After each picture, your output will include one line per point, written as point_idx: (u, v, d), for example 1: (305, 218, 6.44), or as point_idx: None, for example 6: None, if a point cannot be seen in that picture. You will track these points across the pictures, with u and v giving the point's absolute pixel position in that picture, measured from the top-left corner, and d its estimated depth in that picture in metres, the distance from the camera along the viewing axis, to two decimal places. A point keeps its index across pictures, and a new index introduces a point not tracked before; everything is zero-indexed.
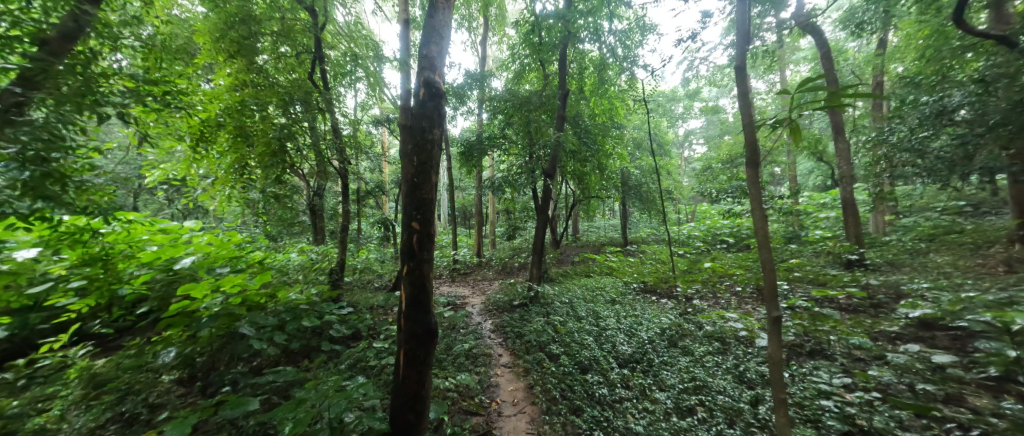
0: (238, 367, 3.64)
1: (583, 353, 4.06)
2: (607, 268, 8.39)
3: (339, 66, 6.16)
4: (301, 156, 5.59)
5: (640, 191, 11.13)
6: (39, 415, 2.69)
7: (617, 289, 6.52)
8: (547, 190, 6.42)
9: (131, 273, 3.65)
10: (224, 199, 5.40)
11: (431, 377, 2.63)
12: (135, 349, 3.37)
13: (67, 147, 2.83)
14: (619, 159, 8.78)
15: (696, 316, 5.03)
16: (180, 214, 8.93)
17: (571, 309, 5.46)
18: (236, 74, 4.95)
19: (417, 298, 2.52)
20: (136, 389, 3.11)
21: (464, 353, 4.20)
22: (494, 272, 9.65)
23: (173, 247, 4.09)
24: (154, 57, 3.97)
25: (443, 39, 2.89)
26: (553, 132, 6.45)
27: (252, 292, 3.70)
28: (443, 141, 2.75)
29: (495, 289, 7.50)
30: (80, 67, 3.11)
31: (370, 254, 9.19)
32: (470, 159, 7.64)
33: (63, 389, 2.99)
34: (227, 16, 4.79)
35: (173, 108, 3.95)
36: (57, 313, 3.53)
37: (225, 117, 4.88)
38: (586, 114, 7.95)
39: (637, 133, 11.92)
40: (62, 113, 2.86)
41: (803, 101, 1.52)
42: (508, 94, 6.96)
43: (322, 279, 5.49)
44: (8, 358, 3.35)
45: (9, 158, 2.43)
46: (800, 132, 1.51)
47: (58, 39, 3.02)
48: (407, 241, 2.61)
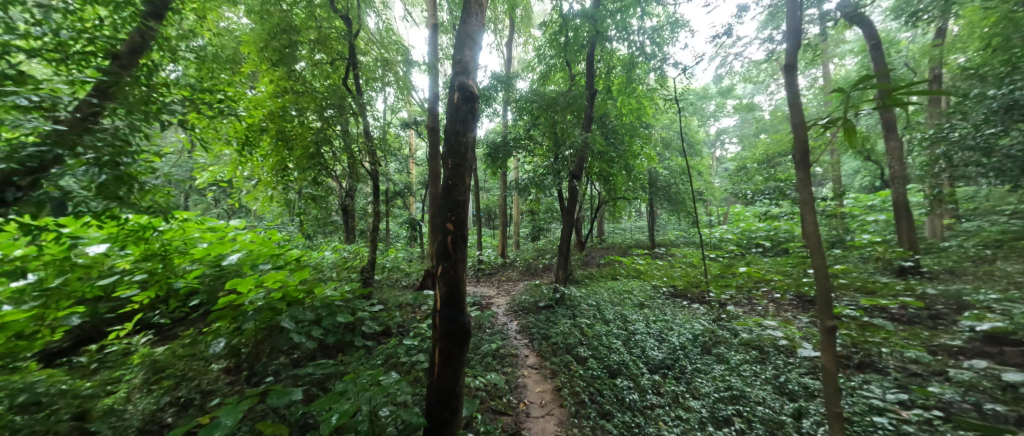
0: (280, 360, 3.84)
1: (612, 357, 4.00)
2: (634, 271, 8.21)
3: (370, 71, 6.36)
4: (335, 158, 5.84)
5: (669, 192, 10.85)
6: (109, 396, 2.98)
7: (646, 293, 6.38)
8: (574, 192, 6.38)
9: (185, 268, 3.95)
10: (266, 200, 5.72)
11: (464, 376, 2.68)
12: (189, 339, 3.63)
13: (133, 152, 3.10)
14: (647, 160, 8.62)
15: (731, 322, 4.84)
16: (225, 214, 9.53)
17: (598, 312, 5.38)
18: (277, 81, 5.23)
19: (451, 297, 2.59)
20: (190, 376, 3.37)
21: (491, 353, 4.25)
22: (518, 272, 9.68)
23: (221, 244, 4.38)
24: (205, 67, 4.26)
25: (476, 43, 2.95)
26: (580, 133, 6.38)
27: (291, 288, 3.90)
28: (476, 144, 2.82)
29: (520, 290, 7.52)
30: (144, 78, 3.42)
31: (399, 254, 9.45)
32: (496, 160, 7.69)
33: (129, 374, 3.29)
34: (271, 27, 5.10)
35: (222, 114, 4.22)
36: (121, 304, 3.85)
37: (268, 122, 5.16)
38: (613, 115, 7.86)
39: (666, 133, 11.62)
40: (131, 121, 3.15)
41: (855, 100, 1.46)
42: (534, 95, 6.95)
43: (354, 277, 5.71)
44: (83, 344, 3.74)
45: (85, 163, 2.69)
46: (854, 133, 1.45)
47: (127, 54, 3.36)
48: (441, 242, 2.68)
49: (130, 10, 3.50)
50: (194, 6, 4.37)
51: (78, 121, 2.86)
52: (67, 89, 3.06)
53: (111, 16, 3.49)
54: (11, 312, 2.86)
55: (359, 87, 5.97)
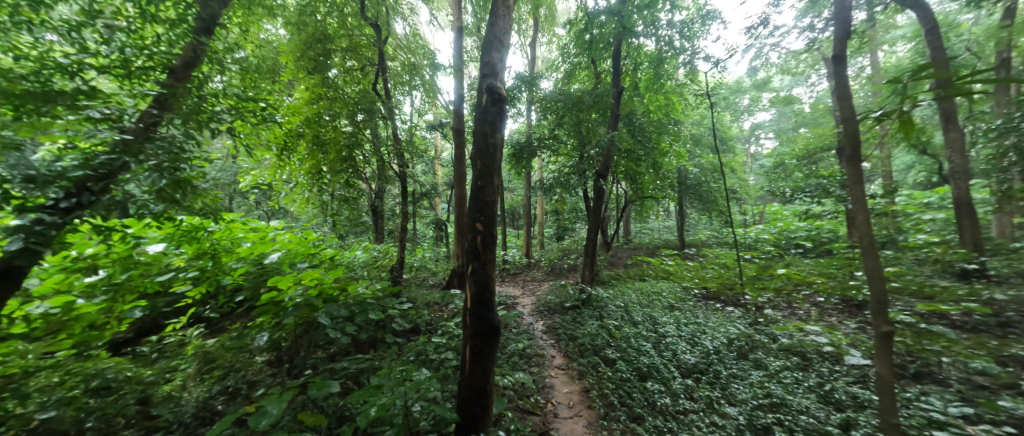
0: (317, 354, 4.02)
1: (642, 360, 3.92)
2: (663, 272, 7.99)
3: (398, 76, 6.54)
4: (366, 161, 6.06)
5: (699, 190, 10.49)
6: (166, 385, 3.25)
7: (677, 295, 6.20)
8: (600, 192, 6.31)
9: (232, 266, 4.22)
10: (302, 202, 6.02)
11: (495, 374, 2.72)
12: (236, 332, 3.88)
13: (188, 158, 3.35)
14: (676, 158, 8.38)
15: (769, 327, 4.62)
16: (266, 216, 10.10)
17: (626, 314, 5.29)
18: (312, 88, 5.51)
19: (481, 296, 2.64)
20: (237, 367, 3.61)
21: (518, 353, 4.28)
22: (543, 273, 9.65)
23: (263, 244, 4.65)
24: (248, 78, 4.55)
25: (503, 45, 2.98)
26: (606, 131, 6.28)
27: (327, 285, 4.09)
28: (504, 145, 2.87)
29: (545, 290, 7.50)
30: (195, 90, 3.68)
31: (426, 253, 9.67)
32: (520, 160, 7.72)
33: (184, 363, 3.56)
34: (308, 37, 5.41)
35: (263, 121, 4.47)
36: (177, 299, 4.17)
37: (305, 128, 5.42)
38: (640, 112, 7.69)
39: (696, 130, 11.24)
40: (186, 130, 3.42)
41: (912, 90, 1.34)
42: (559, 94, 6.92)
43: (384, 276, 5.90)
44: (144, 334, 4.09)
45: (148, 169, 2.95)
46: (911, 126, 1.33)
47: (181, 67, 3.64)
48: (471, 242, 2.74)
49: (184, 28, 3.79)
50: (239, 21, 4.68)
51: (142, 131, 3.15)
52: (131, 102, 3.36)
53: (168, 33, 3.79)
54: (84, 305, 3.17)
55: (388, 91, 6.15)
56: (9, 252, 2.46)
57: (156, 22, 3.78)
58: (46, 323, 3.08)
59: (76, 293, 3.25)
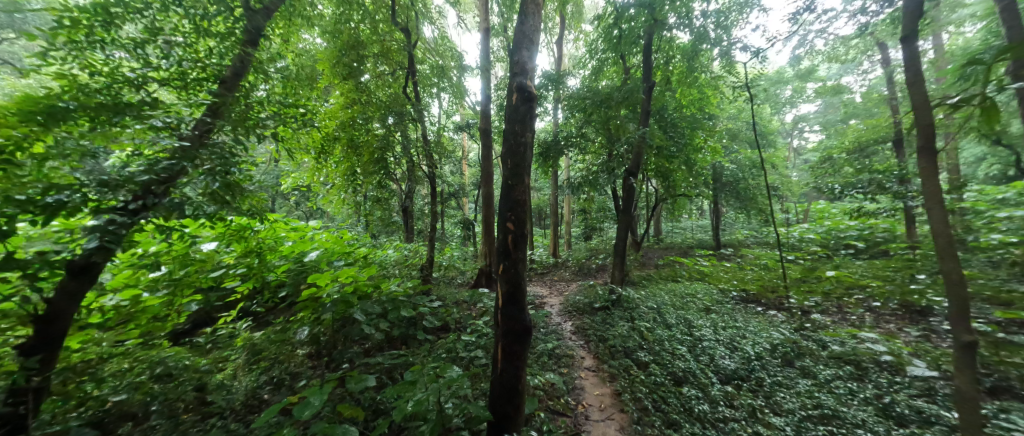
0: (353, 349, 4.19)
1: (677, 364, 3.79)
2: (697, 273, 7.69)
3: (426, 78, 6.68)
4: (397, 163, 6.24)
5: (736, 188, 10.01)
6: (218, 374, 3.50)
7: (713, 297, 5.94)
8: (630, 190, 6.16)
9: (275, 263, 4.47)
10: (338, 202, 6.28)
11: (526, 373, 2.72)
12: (280, 326, 4.12)
13: (237, 163, 3.58)
14: (710, 154, 8.03)
15: (817, 333, 4.33)
16: (304, 216, 10.64)
17: (659, 316, 5.13)
18: (347, 93, 5.75)
19: (512, 296, 2.65)
20: (280, 359, 3.83)
21: (547, 353, 4.25)
22: (571, 273, 9.53)
23: (303, 243, 4.89)
24: (289, 85, 4.81)
25: (533, 43, 2.97)
26: (636, 128, 6.10)
27: (361, 283, 4.24)
28: (534, 143, 2.86)
29: (573, 290, 7.42)
30: (243, 97, 3.93)
31: (454, 252, 9.83)
32: (547, 159, 7.69)
33: (233, 354, 3.82)
34: (343, 44, 5.66)
35: (303, 126, 4.72)
36: (227, 293, 4.47)
37: (340, 132, 5.66)
38: (671, 107, 7.44)
39: (732, 124, 10.72)
40: (236, 136, 3.66)
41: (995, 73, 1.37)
42: (587, 91, 6.81)
43: (415, 274, 6.05)
44: (199, 326, 4.43)
45: (203, 173, 3.18)
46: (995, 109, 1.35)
47: (230, 77, 3.90)
48: (502, 241, 2.75)
49: (232, 41, 4.06)
50: (280, 32, 4.96)
51: (197, 137, 3.41)
52: (188, 110, 3.65)
53: (219, 46, 4.10)
54: (149, 298, 3.48)
55: (417, 94, 6.30)
56: (88, 249, 2.72)
57: (209, 36, 4.10)
58: (118, 314, 3.42)
59: (142, 287, 3.57)
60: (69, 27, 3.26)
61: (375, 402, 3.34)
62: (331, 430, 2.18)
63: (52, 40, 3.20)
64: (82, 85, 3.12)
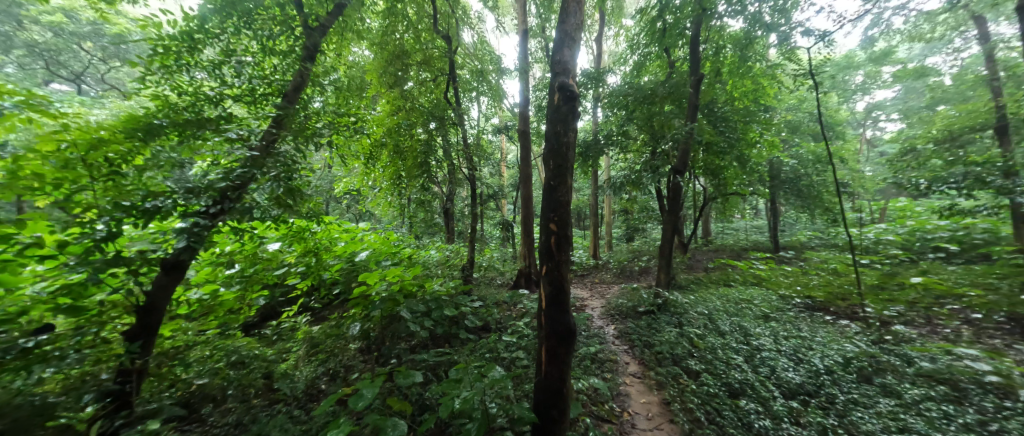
0: (400, 345, 4.37)
1: (732, 375, 3.55)
2: (753, 277, 7.15)
3: (466, 82, 6.83)
4: (439, 166, 6.46)
5: (796, 185, 9.20)
6: (282, 364, 3.82)
7: (772, 304, 5.50)
8: (676, 189, 5.91)
9: (329, 262, 4.78)
10: (385, 205, 6.62)
11: (571, 377, 2.68)
12: (335, 321, 4.40)
13: (297, 170, 3.89)
14: (767, 149, 7.45)
15: (901, 347, 3.85)
16: (355, 218, 11.32)
17: (710, 322, 4.84)
18: (392, 101, 6.06)
19: (555, 298, 2.63)
20: (335, 352, 4.10)
21: (590, 357, 4.16)
22: (612, 275, 9.27)
23: (354, 243, 5.19)
24: (341, 95, 5.16)
25: (574, 42, 2.93)
26: (682, 124, 5.83)
27: (407, 282, 4.42)
28: (577, 142, 2.82)
29: (615, 293, 7.21)
30: (303, 109, 4.27)
31: (493, 253, 9.96)
32: (587, 160, 7.55)
33: (295, 346, 4.14)
34: (389, 54, 5.98)
35: (354, 134, 5.02)
36: (289, 289, 4.87)
37: (387, 138, 5.96)
38: (721, 100, 7.00)
39: (791, 116, 9.87)
40: (297, 145, 3.96)
41: None
42: (628, 88, 6.61)
43: (456, 274, 6.22)
44: (266, 318, 4.87)
45: (269, 180, 3.48)
46: None
47: (292, 91, 4.26)
48: (544, 243, 2.74)
49: (293, 57, 4.43)
50: (334, 46, 5.33)
51: (264, 147, 3.74)
52: (257, 122, 4.03)
53: (281, 63, 4.50)
54: (225, 293, 3.88)
55: (458, 98, 6.46)
56: (178, 248, 3.09)
57: (273, 54, 4.52)
58: (199, 306, 3.85)
59: (219, 282, 3.92)
60: (162, 53, 3.75)
61: (421, 397, 3.46)
62: (382, 422, 2.28)
63: (149, 65, 3.69)
64: (172, 104, 3.59)
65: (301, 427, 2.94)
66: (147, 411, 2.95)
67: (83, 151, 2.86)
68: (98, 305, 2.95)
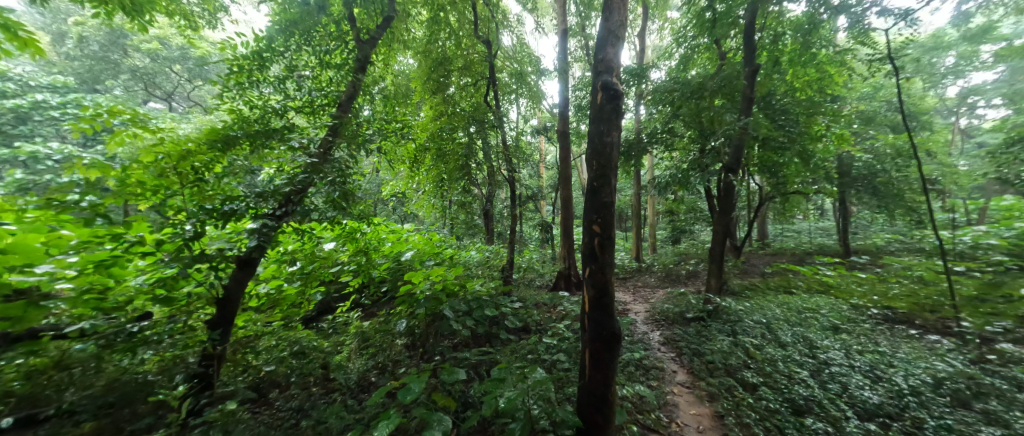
0: (443, 343, 4.50)
1: (795, 390, 3.26)
2: (819, 284, 6.51)
3: (505, 85, 6.90)
4: (479, 168, 6.59)
5: (871, 182, 8.26)
6: (337, 356, 4.10)
7: (842, 314, 4.98)
8: (728, 188, 5.58)
9: (377, 261, 5.03)
10: (428, 207, 6.88)
11: (616, 382, 2.62)
12: (384, 318, 4.64)
13: (351, 175, 4.14)
14: (835, 143, 6.76)
15: (1010, 369, 3.31)
16: (400, 220, 11.88)
17: (768, 332, 4.49)
18: (435, 107, 6.29)
19: (600, 302, 2.58)
20: (383, 347, 4.32)
21: (635, 363, 4.03)
22: (656, 278, 8.89)
23: (399, 243, 5.41)
24: (388, 103, 5.44)
25: (619, 39, 2.87)
26: (735, 118, 5.45)
27: (449, 281, 4.53)
28: (621, 142, 2.75)
29: (661, 297, 6.91)
30: (355, 118, 4.54)
31: (532, 254, 9.96)
32: (629, 159, 7.31)
33: (348, 340, 4.42)
34: (432, 61, 6.21)
35: (400, 139, 5.27)
36: (342, 287, 5.20)
37: (431, 142, 6.20)
38: (780, 92, 6.48)
39: (863, 105, 8.87)
40: (350, 151, 4.24)
41: None
42: (674, 83, 6.32)
43: (496, 275, 6.31)
44: (322, 313, 5.24)
45: (326, 184, 3.75)
46: None
47: (345, 101, 4.54)
48: (588, 245, 2.71)
49: (346, 69, 4.75)
50: (382, 57, 5.63)
51: (322, 154, 4.03)
52: (315, 131, 4.38)
53: (336, 75, 4.84)
54: (287, 288, 4.24)
55: (497, 102, 6.56)
56: (250, 247, 3.44)
57: (329, 68, 4.87)
58: (267, 300, 4.25)
59: (283, 278, 4.30)
60: (237, 71, 4.19)
61: (464, 394, 3.54)
62: (428, 416, 2.36)
63: (227, 83, 4.13)
64: (245, 117, 3.99)
65: (354, 416, 3.12)
66: (225, 392, 3.31)
67: (176, 161, 3.30)
68: (187, 297, 3.37)
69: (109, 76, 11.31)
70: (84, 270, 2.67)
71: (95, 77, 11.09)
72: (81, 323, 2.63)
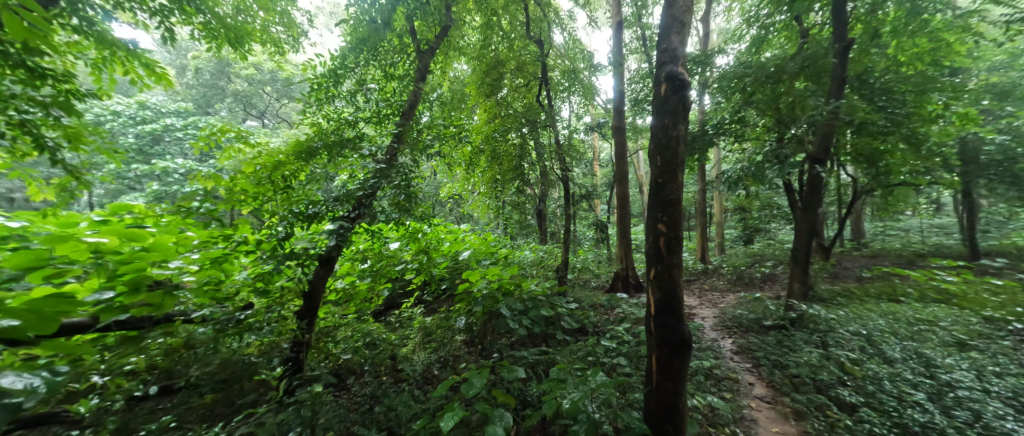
0: (501, 341, 4.58)
1: (908, 415, 2.79)
2: (936, 292, 5.53)
3: (557, 84, 6.87)
4: (533, 168, 6.62)
5: (1006, 169, 6.87)
6: (403, 348, 4.38)
7: (970, 328, 4.18)
8: (814, 181, 5.05)
9: (437, 260, 5.24)
10: (483, 208, 7.08)
11: (687, 391, 2.46)
12: (444, 314, 4.87)
13: (414, 178, 4.37)
14: (957, 123, 5.70)
15: None
16: (456, 220, 12.40)
17: (869, 346, 3.91)
18: (488, 109, 6.46)
19: (667, 305, 2.45)
20: (444, 342, 4.52)
21: (704, 372, 3.76)
22: (725, 281, 8.20)
23: (456, 243, 5.58)
24: (445, 109, 5.68)
25: (685, 25, 2.70)
26: (821, 102, 4.84)
27: (505, 280, 4.57)
28: (688, 135, 2.58)
29: (732, 302, 6.36)
30: (416, 124, 4.81)
31: (587, 255, 9.76)
32: (692, 153, 6.84)
33: (411, 334, 4.69)
34: (486, 66, 6.39)
35: (457, 143, 5.49)
36: (406, 283, 5.54)
37: (485, 145, 6.37)
38: (880, 68, 5.63)
39: (995, 76, 7.36)
40: (413, 156, 4.49)
41: None
42: (745, 67, 5.78)
43: (551, 275, 6.30)
44: (389, 307, 5.66)
45: (393, 188, 4.02)
46: None
47: (407, 109, 4.83)
48: (653, 244, 2.58)
49: (408, 80, 5.05)
50: (439, 65, 5.92)
51: (388, 160, 4.31)
52: (383, 139, 4.73)
53: (399, 85, 5.18)
54: (359, 284, 4.64)
55: (550, 100, 6.55)
56: (329, 246, 3.79)
57: (393, 79, 5.25)
58: (343, 294, 4.71)
59: (356, 275, 4.71)
60: (317, 88, 4.69)
61: (523, 392, 3.56)
62: (490, 411, 2.40)
63: (308, 100, 4.64)
64: (322, 129, 4.44)
65: (420, 406, 3.31)
66: (311, 376, 3.72)
67: (270, 171, 3.81)
68: (280, 290, 3.84)
69: (217, 100, 13.48)
70: (203, 265, 3.11)
71: (207, 102, 13.39)
72: (203, 310, 3.14)
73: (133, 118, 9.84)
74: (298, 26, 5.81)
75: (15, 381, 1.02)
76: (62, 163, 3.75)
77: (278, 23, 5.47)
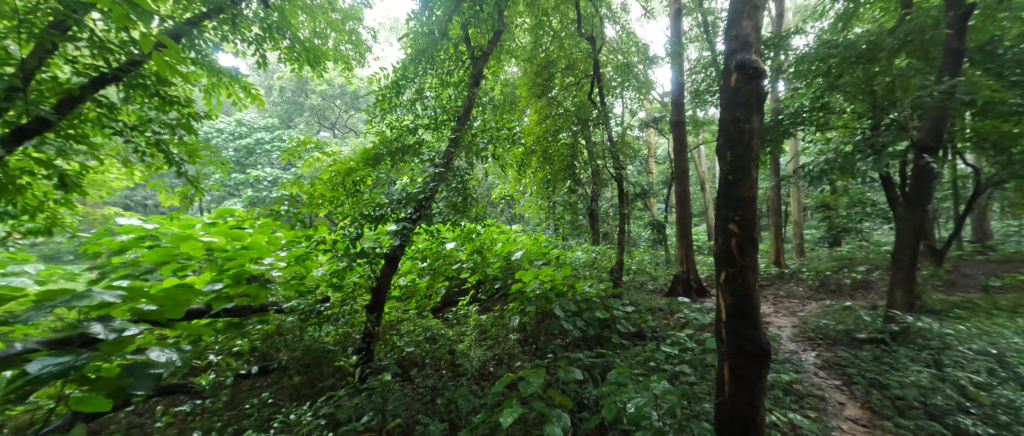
0: (555, 341, 4.57)
1: None
2: None
3: (609, 81, 6.70)
4: (585, 167, 6.51)
5: None
6: (460, 344, 4.55)
7: None
8: (923, 172, 4.37)
9: (490, 259, 5.38)
10: (535, 209, 7.13)
11: (766, 404, 2.26)
12: (499, 313, 4.98)
13: (470, 180, 4.52)
14: None
15: None
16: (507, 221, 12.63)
17: (1002, 368, 3.26)
18: (540, 110, 6.50)
19: (741, 310, 2.27)
20: (499, 340, 4.62)
21: (784, 386, 3.41)
22: (805, 287, 7.36)
23: (509, 243, 5.68)
24: (498, 112, 5.82)
25: (758, 8, 2.48)
26: (927, 80, 4.17)
27: (559, 280, 4.56)
28: (763, 126, 2.37)
29: (815, 311, 5.69)
30: (471, 128, 4.97)
31: (643, 256, 9.35)
32: (763, 146, 6.26)
33: (468, 331, 4.87)
34: (537, 67, 6.44)
35: (511, 144, 5.59)
36: (462, 282, 5.77)
37: (537, 145, 6.40)
38: (1013, 37, 4.71)
39: None
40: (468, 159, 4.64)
41: None
42: (827, 48, 5.17)
43: (605, 276, 6.15)
44: (446, 304, 5.91)
45: (450, 190, 4.19)
46: None
47: (463, 114, 5.02)
48: (723, 245, 2.41)
49: (463, 86, 5.27)
50: (492, 70, 6.09)
51: (445, 163, 4.50)
52: (440, 144, 4.96)
53: (454, 92, 5.44)
54: (419, 281, 4.93)
55: (603, 98, 6.42)
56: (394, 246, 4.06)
57: (449, 86, 5.52)
58: (405, 290, 5.04)
59: (416, 272, 5.01)
60: (381, 99, 5.10)
61: (580, 394, 3.52)
62: (548, 410, 2.40)
63: (374, 111, 5.05)
64: (386, 137, 4.79)
65: (479, 400, 3.40)
66: (379, 366, 4.02)
67: (343, 177, 4.20)
68: (352, 285, 4.21)
69: (297, 115, 15.15)
70: (291, 262, 3.50)
71: (289, 117, 15.13)
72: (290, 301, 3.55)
73: (232, 134, 11.44)
74: (364, 42, 6.34)
75: (161, 354, 1.20)
76: (184, 174, 4.46)
77: (348, 41, 6.02)
